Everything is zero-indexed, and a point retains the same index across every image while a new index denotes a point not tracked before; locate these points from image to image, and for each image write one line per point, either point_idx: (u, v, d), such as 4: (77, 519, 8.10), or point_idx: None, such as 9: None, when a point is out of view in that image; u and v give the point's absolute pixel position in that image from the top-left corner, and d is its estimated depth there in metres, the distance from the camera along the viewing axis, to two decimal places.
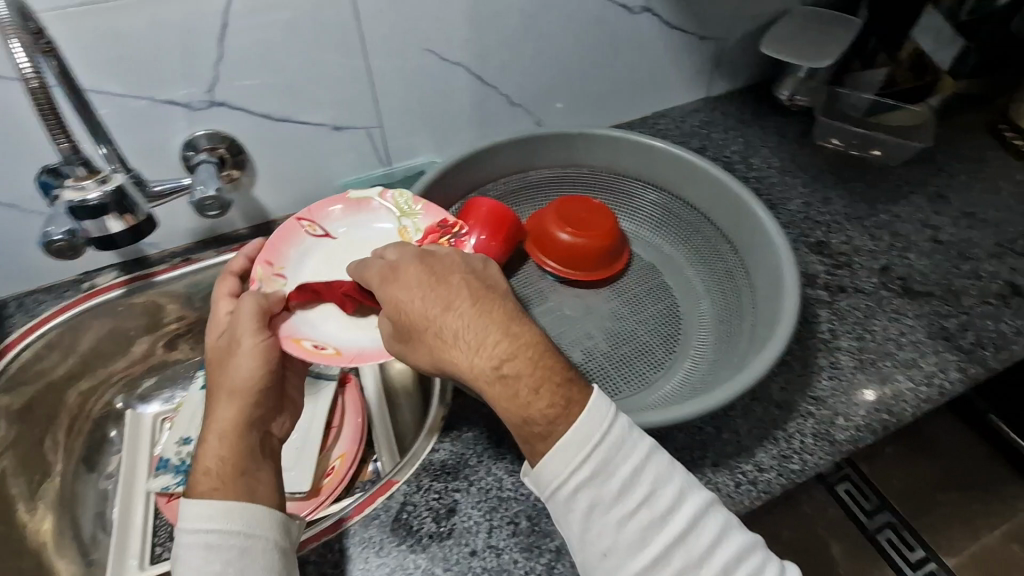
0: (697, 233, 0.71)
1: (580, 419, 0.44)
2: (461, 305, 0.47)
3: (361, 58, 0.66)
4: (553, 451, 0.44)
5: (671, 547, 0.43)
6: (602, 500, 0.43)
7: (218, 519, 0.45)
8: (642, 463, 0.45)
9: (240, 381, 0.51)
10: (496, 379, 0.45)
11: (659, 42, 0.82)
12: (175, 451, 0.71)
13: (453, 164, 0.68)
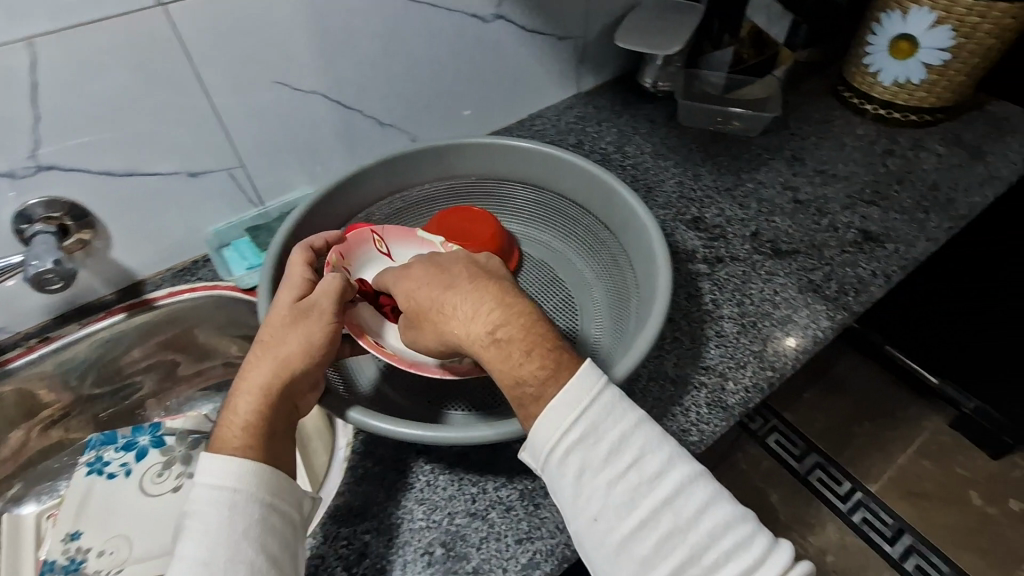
0: (578, 225, 0.72)
1: (567, 384, 0.44)
2: (461, 282, 0.50)
3: (205, 98, 0.63)
4: (542, 415, 0.43)
5: (656, 511, 0.41)
6: (590, 466, 0.42)
7: (241, 482, 0.43)
8: (631, 430, 0.43)
9: (285, 349, 0.49)
10: (490, 343, 0.46)
11: (518, 46, 0.84)
12: (61, 550, 0.62)
13: (323, 194, 0.66)
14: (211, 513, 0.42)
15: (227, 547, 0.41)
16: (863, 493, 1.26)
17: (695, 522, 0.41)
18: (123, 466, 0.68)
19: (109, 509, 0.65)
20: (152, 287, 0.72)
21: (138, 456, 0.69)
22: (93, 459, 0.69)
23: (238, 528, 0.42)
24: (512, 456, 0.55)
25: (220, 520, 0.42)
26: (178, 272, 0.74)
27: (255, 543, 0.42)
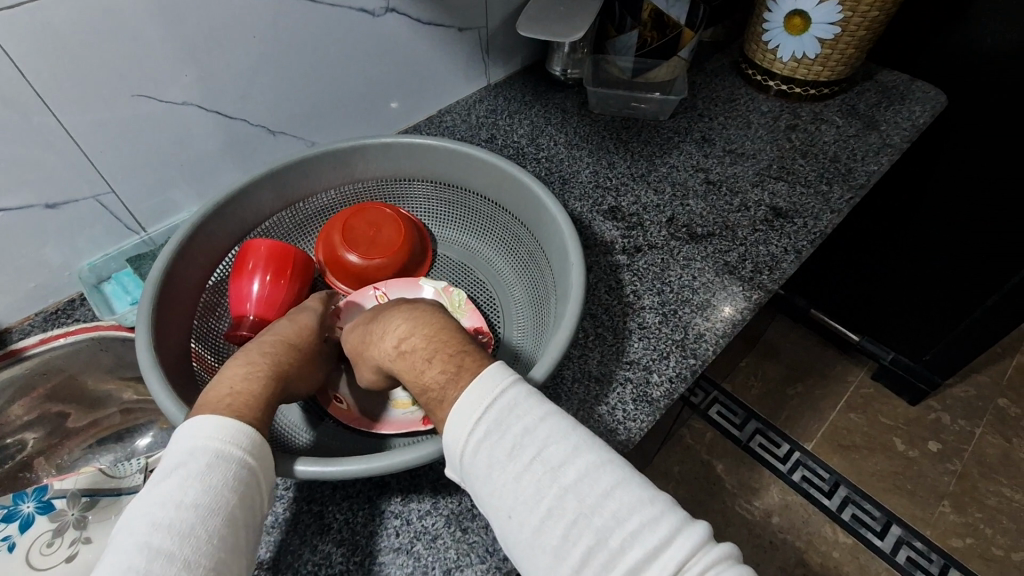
0: (494, 222, 0.69)
1: (469, 384, 0.45)
2: (383, 312, 0.55)
3: (52, 118, 0.56)
4: (449, 419, 0.44)
5: (562, 499, 0.40)
6: (497, 463, 0.41)
7: (223, 437, 0.42)
8: (536, 423, 0.43)
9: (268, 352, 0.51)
10: (399, 357, 0.49)
11: (416, 40, 0.79)
12: None
13: (208, 213, 0.60)
14: (214, 474, 0.40)
15: (223, 515, 0.39)
16: (800, 452, 1.32)
17: (603, 506, 0.39)
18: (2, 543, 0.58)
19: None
20: (19, 334, 0.64)
21: (21, 527, 0.60)
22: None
23: (236, 499, 0.40)
24: (435, 477, 0.53)
25: (225, 483, 0.40)
26: (50, 314, 0.66)
27: (245, 518, 0.40)
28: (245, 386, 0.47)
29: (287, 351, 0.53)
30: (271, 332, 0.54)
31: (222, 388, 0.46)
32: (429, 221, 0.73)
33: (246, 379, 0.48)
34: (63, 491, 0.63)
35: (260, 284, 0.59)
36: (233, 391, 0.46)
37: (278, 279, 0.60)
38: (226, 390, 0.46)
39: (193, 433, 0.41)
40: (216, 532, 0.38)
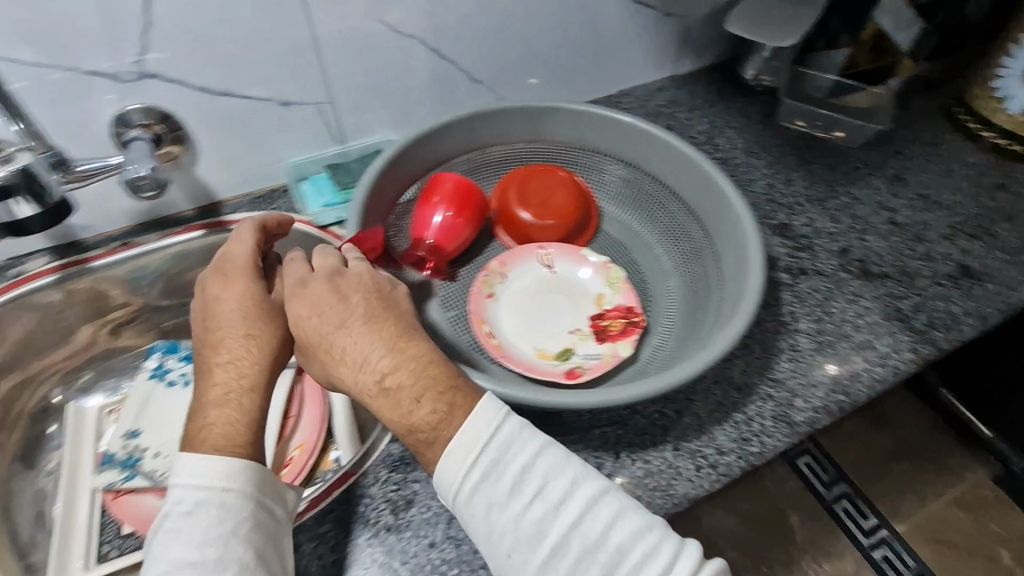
0: (663, 211, 0.68)
1: (458, 428, 0.43)
2: (353, 321, 0.46)
3: (309, 26, 0.61)
4: (442, 462, 0.43)
5: (568, 533, 0.42)
6: (498, 502, 0.42)
7: (209, 477, 0.43)
8: (533, 458, 0.43)
9: (237, 376, 0.48)
10: (381, 395, 0.45)
11: (624, 16, 0.80)
12: (121, 446, 0.65)
13: (413, 140, 0.63)
14: (206, 517, 0.42)
15: (221, 551, 0.41)
16: (889, 531, 1.22)
17: (609, 540, 0.42)
18: (182, 375, 0.71)
19: (166, 414, 0.68)
20: (230, 209, 0.72)
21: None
22: (156, 366, 0.71)
23: (233, 534, 0.42)
24: (564, 432, 0.54)
25: (225, 513, 0.43)
26: (256, 198, 0.73)
27: (249, 544, 0.42)
28: (222, 417, 0.46)
29: (252, 355, 0.48)
30: (223, 336, 0.49)
31: (207, 429, 0.45)
32: (603, 195, 0.71)
33: (220, 407, 0.47)
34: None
35: (442, 217, 0.62)
36: (212, 427, 0.46)
37: (458, 216, 0.63)
38: (209, 427, 0.46)
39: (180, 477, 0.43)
40: (222, 570, 0.41)
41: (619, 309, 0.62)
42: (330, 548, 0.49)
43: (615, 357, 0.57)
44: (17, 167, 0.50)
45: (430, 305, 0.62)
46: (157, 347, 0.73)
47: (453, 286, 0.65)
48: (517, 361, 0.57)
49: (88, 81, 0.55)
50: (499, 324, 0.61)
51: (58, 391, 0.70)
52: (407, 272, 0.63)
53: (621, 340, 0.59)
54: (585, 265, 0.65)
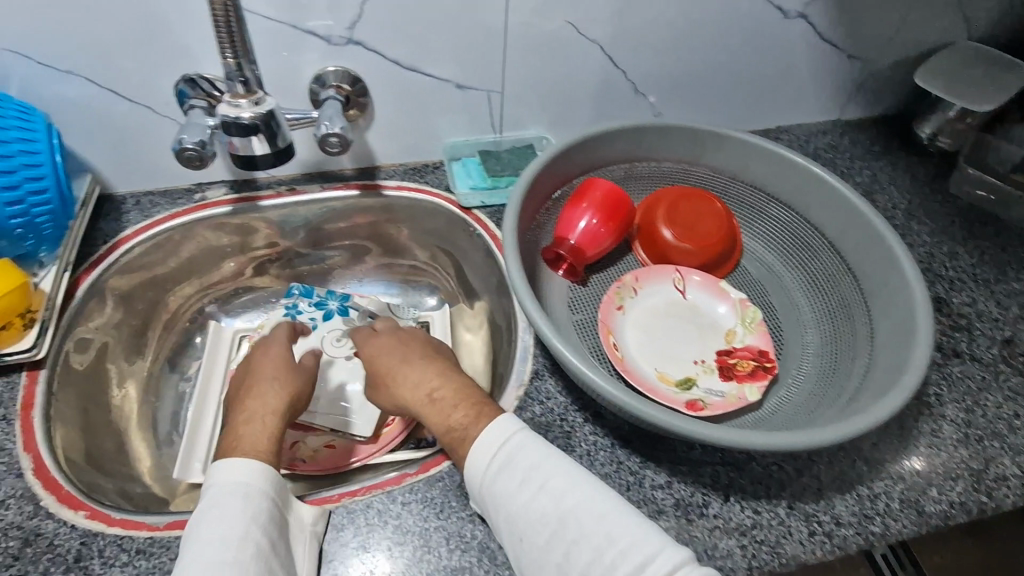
0: (812, 259, 0.66)
1: (480, 433, 0.47)
2: (413, 355, 0.56)
3: (504, 16, 0.64)
4: (467, 461, 0.46)
5: (570, 537, 0.42)
6: (507, 501, 0.44)
7: (249, 477, 0.45)
8: (544, 463, 0.45)
9: (269, 403, 0.53)
10: (429, 405, 0.51)
11: (805, 52, 0.77)
12: None
13: (579, 141, 0.64)
14: (228, 502, 0.44)
15: (247, 539, 0.42)
16: None
17: (611, 548, 0.40)
18: (312, 318, 0.77)
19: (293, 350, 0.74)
20: (385, 175, 0.77)
21: (325, 316, 0.78)
22: (291, 305, 0.78)
23: (252, 520, 0.43)
24: (674, 459, 0.53)
25: (256, 513, 0.44)
26: (410, 169, 0.77)
27: (266, 533, 0.43)
28: (250, 429, 0.50)
29: (273, 392, 0.55)
30: (256, 376, 0.57)
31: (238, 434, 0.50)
32: (748, 232, 0.70)
33: (246, 420, 0.51)
34: (360, 306, 0.78)
35: (587, 223, 0.63)
36: (238, 437, 0.50)
37: (603, 224, 0.63)
38: (238, 439, 0.49)
39: (221, 474, 0.45)
40: (248, 556, 0.41)
41: (750, 350, 0.60)
42: (435, 514, 0.50)
43: (741, 400, 0.55)
44: (262, 111, 0.50)
45: (559, 305, 0.64)
46: (295, 289, 0.79)
47: (582, 291, 0.66)
48: (640, 378, 0.57)
49: (304, 38, 0.61)
50: (625, 338, 0.61)
51: (206, 308, 0.77)
52: (541, 267, 0.65)
53: (749, 383, 0.57)
54: (721, 299, 0.63)
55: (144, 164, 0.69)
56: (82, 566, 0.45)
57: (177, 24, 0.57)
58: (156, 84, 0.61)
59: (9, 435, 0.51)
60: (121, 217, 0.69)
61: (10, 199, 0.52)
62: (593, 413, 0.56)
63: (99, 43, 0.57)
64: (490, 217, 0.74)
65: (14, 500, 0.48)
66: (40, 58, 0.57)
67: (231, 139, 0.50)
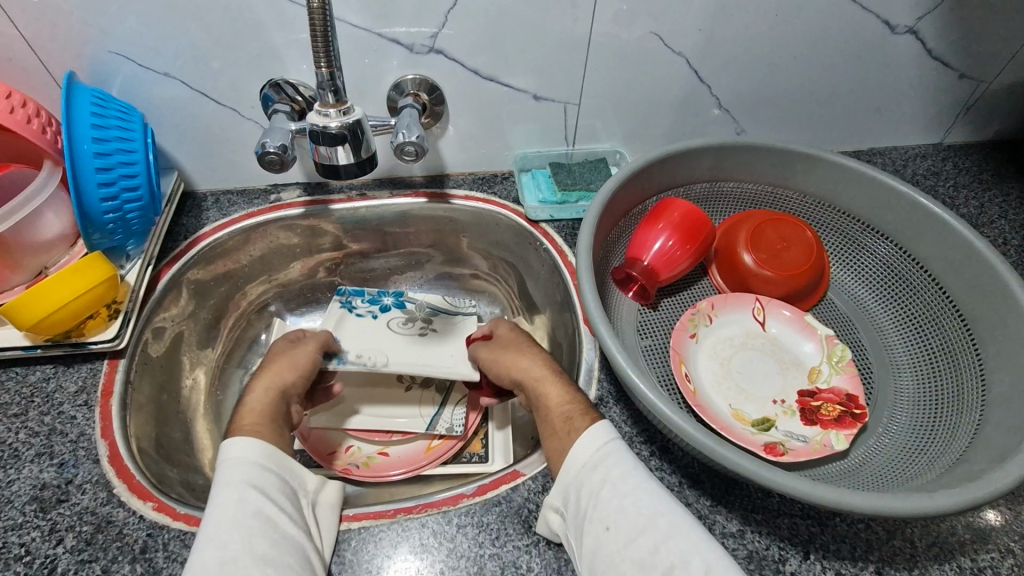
0: (912, 296, 0.60)
1: (583, 431, 0.48)
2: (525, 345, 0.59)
3: (589, 27, 0.62)
4: (570, 449, 0.47)
5: (658, 538, 0.41)
6: (599, 497, 0.44)
7: (255, 453, 0.46)
8: (633, 473, 0.45)
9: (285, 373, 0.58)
10: None
11: (910, 70, 0.71)
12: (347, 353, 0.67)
13: (661, 159, 0.62)
14: (222, 473, 0.45)
15: (258, 507, 0.43)
16: None
17: None
18: (369, 311, 0.73)
19: (360, 330, 0.70)
20: (454, 183, 0.76)
21: (382, 309, 0.74)
22: (345, 301, 0.74)
23: (252, 485, 0.44)
24: (748, 506, 0.49)
25: (263, 483, 0.45)
26: (479, 178, 0.77)
27: (266, 497, 0.44)
28: (265, 400, 0.54)
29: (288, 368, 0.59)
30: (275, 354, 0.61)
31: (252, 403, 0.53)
32: (840, 263, 0.66)
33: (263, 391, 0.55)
34: (415, 300, 0.76)
35: (663, 244, 0.59)
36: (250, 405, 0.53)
37: (679, 246, 0.60)
38: (251, 408, 0.52)
39: (224, 451, 0.46)
40: (258, 522, 0.42)
41: (836, 393, 0.55)
42: (491, 541, 0.48)
43: (826, 448, 0.50)
44: (350, 121, 0.50)
45: (628, 329, 0.61)
46: (344, 290, 0.76)
47: (652, 314, 0.63)
48: (714, 413, 0.53)
49: (388, 46, 0.61)
50: (698, 368, 0.57)
51: (272, 306, 0.79)
52: (611, 288, 0.62)
53: (835, 430, 0.52)
54: (805, 333, 0.60)
55: (226, 164, 0.71)
56: (148, 558, 0.46)
57: (269, 30, 0.58)
58: (244, 87, 0.63)
59: (89, 421, 0.53)
60: (201, 214, 0.71)
61: (106, 195, 0.54)
62: (659, 449, 0.53)
63: (196, 48, 0.59)
64: (558, 231, 0.72)
65: (90, 485, 0.49)
66: (141, 59, 0.59)
67: (318, 148, 0.50)
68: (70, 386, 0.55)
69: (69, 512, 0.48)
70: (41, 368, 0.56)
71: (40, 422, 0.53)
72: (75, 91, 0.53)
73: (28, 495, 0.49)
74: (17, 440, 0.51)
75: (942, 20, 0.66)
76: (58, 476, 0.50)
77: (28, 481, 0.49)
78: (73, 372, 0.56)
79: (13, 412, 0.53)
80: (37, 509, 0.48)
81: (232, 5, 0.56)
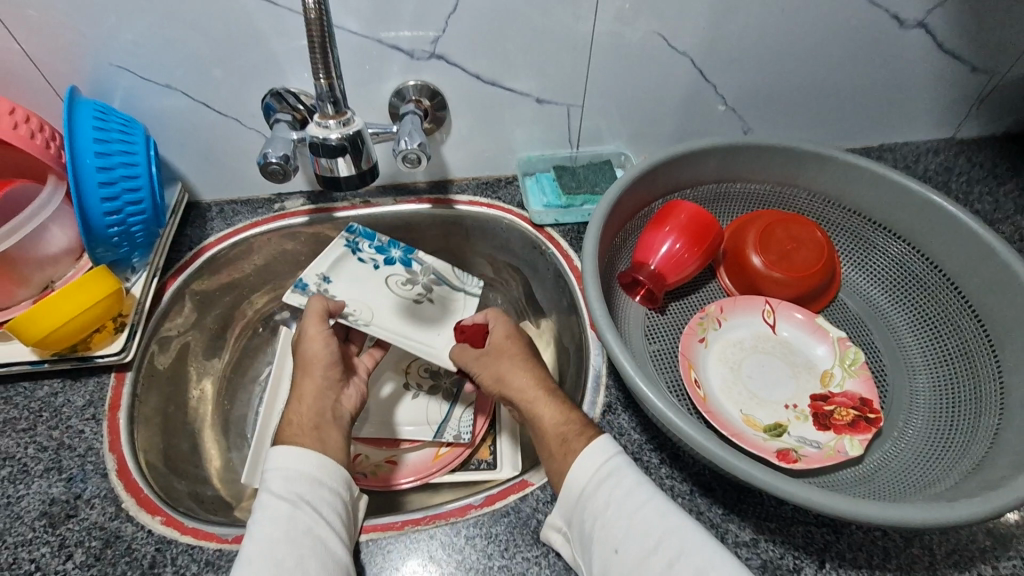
0: (927, 297, 0.59)
1: (582, 448, 0.46)
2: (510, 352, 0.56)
3: (591, 30, 0.61)
4: (571, 468, 0.46)
5: (672, 553, 0.40)
6: (607, 511, 0.43)
7: (300, 464, 0.47)
8: (636, 487, 0.44)
9: (314, 359, 0.57)
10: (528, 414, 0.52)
11: (921, 64, 0.70)
12: (315, 283, 0.67)
13: (667, 161, 0.61)
14: (271, 485, 0.46)
15: (304, 524, 0.44)
16: None
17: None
18: (373, 261, 0.72)
19: (356, 274, 0.70)
20: (458, 189, 0.76)
21: (387, 262, 0.72)
22: (353, 240, 0.71)
23: (300, 502, 0.45)
24: (761, 514, 0.48)
25: (308, 498, 0.46)
26: (483, 183, 0.76)
27: (316, 513, 0.45)
28: (304, 407, 0.54)
29: (320, 348, 0.57)
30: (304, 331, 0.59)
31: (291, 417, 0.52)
32: (851, 263, 0.65)
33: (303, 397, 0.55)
34: (423, 261, 0.73)
35: (670, 247, 0.59)
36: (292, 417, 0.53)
37: (686, 249, 0.59)
38: (291, 419, 0.53)
39: (274, 462, 0.47)
40: (305, 539, 0.43)
41: (850, 397, 0.54)
42: (500, 552, 0.47)
43: (841, 454, 0.49)
44: (351, 131, 0.50)
45: (636, 335, 0.60)
46: (355, 228, 0.72)
47: (660, 319, 0.62)
48: (725, 420, 0.52)
49: (389, 53, 0.60)
50: (707, 373, 0.56)
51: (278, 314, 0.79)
52: (617, 292, 0.61)
53: (849, 435, 0.51)
54: (817, 336, 0.59)
55: (230, 173, 0.71)
56: (156, 573, 0.46)
57: (269, 42, 0.58)
58: (246, 98, 0.63)
59: (97, 435, 0.53)
60: (205, 225, 0.71)
61: (110, 208, 0.54)
62: (669, 455, 0.52)
63: (193, 58, 0.59)
64: (563, 235, 0.71)
65: (98, 500, 0.50)
66: (142, 72, 0.59)
67: (318, 160, 0.49)
68: (78, 399, 0.55)
69: (78, 527, 0.48)
70: (48, 382, 0.56)
71: (49, 436, 0.53)
72: (77, 106, 0.53)
73: (37, 510, 0.49)
74: (26, 455, 0.52)
75: (953, 12, 0.64)
76: (67, 491, 0.50)
77: (38, 496, 0.49)
78: (81, 385, 0.56)
79: (22, 427, 0.54)
80: (46, 524, 0.48)
81: (231, 15, 0.56)
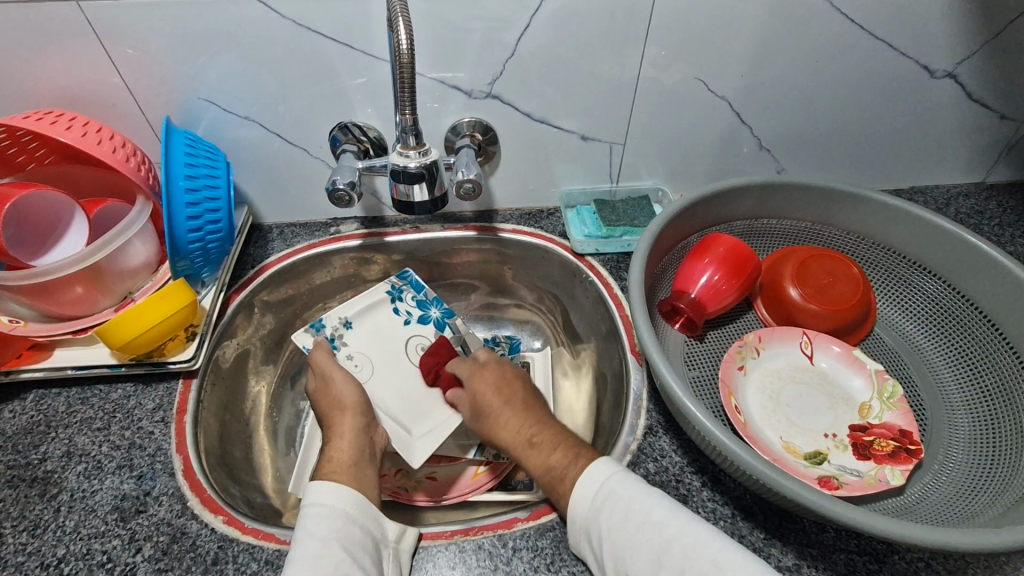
0: (963, 333, 0.60)
1: (580, 475, 0.49)
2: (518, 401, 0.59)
3: (637, 74, 0.66)
4: (570, 503, 0.48)
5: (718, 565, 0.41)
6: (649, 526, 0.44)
7: (329, 499, 0.48)
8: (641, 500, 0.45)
9: (348, 399, 0.60)
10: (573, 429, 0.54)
11: (950, 111, 0.73)
12: (333, 326, 0.71)
13: (706, 197, 0.64)
14: (305, 518, 0.46)
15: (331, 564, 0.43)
16: None
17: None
18: (409, 312, 0.75)
19: (380, 328, 0.73)
20: (502, 218, 0.80)
21: (422, 318, 0.75)
22: (399, 287, 0.76)
23: (331, 539, 0.45)
24: (803, 540, 0.49)
25: (334, 537, 0.45)
26: (525, 214, 0.80)
27: (345, 551, 0.45)
28: (344, 445, 0.56)
29: (350, 387, 0.62)
30: (331, 375, 0.63)
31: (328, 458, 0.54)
32: (885, 299, 0.67)
33: (339, 439, 0.56)
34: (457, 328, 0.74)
35: (710, 278, 0.61)
36: (328, 461, 0.54)
37: (726, 280, 0.61)
38: (331, 456, 0.54)
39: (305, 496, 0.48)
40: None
41: (889, 429, 0.55)
42: (546, 565, 0.49)
43: (882, 483, 0.50)
44: (428, 161, 0.54)
45: (676, 361, 0.62)
46: (409, 276, 0.77)
47: (699, 346, 0.64)
48: (766, 447, 0.53)
49: (449, 92, 0.65)
50: (746, 400, 0.58)
51: None
52: (657, 320, 0.64)
53: (889, 465, 0.52)
54: (854, 369, 0.60)
55: (291, 199, 0.76)
56: (219, 569, 0.48)
57: (340, 80, 0.64)
58: (315, 129, 0.68)
59: (166, 437, 0.57)
60: (267, 245, 0.76)
61: (193, 227, 0.59)
62: (711, 478, 0.54)
63: (271, 94, 0.64)
64: (603, 264, 0.75)
65: (166, 497, 0.53)
66: (225, 105, 0.65)
67: (397, 185, 0.55)
68: (148, 403, 0.59)
69: (147, 523, 0.51)
70: (122, 386, 0.60)
71: (122, 435, 0.56)
72: (172, 135, 0.58)
73: (110, 504, 0.52)
74: (100, 452, 0.55)
75: (981, 64, 0.67)
76: (137, 487, 0.53)
77: (110, 492, 0.53)
78: (151, 390, 0.60)
79: (97, 426, 0.57)
80: (118, 518, 0.51)
81: (310, 58, 0.62)
